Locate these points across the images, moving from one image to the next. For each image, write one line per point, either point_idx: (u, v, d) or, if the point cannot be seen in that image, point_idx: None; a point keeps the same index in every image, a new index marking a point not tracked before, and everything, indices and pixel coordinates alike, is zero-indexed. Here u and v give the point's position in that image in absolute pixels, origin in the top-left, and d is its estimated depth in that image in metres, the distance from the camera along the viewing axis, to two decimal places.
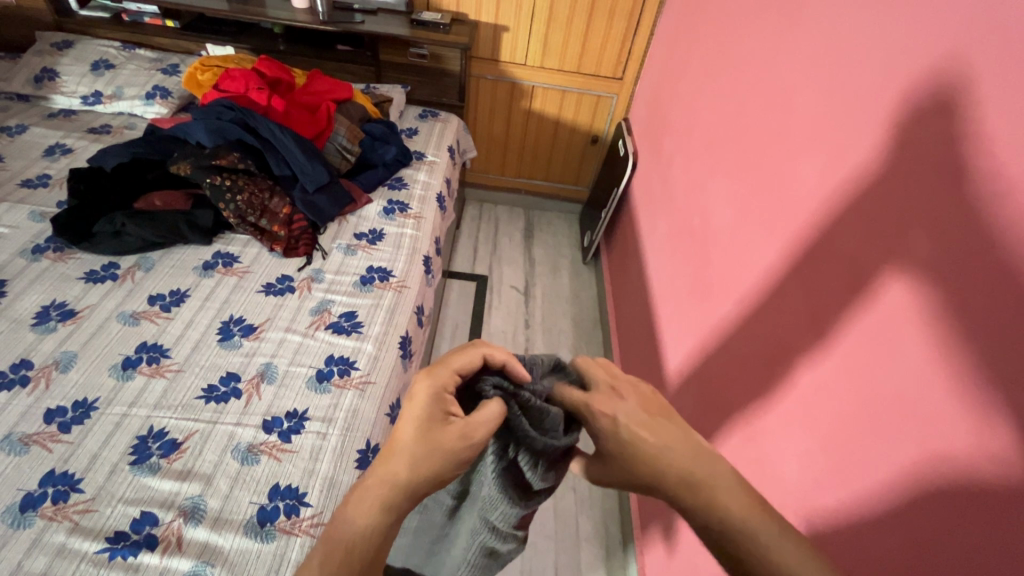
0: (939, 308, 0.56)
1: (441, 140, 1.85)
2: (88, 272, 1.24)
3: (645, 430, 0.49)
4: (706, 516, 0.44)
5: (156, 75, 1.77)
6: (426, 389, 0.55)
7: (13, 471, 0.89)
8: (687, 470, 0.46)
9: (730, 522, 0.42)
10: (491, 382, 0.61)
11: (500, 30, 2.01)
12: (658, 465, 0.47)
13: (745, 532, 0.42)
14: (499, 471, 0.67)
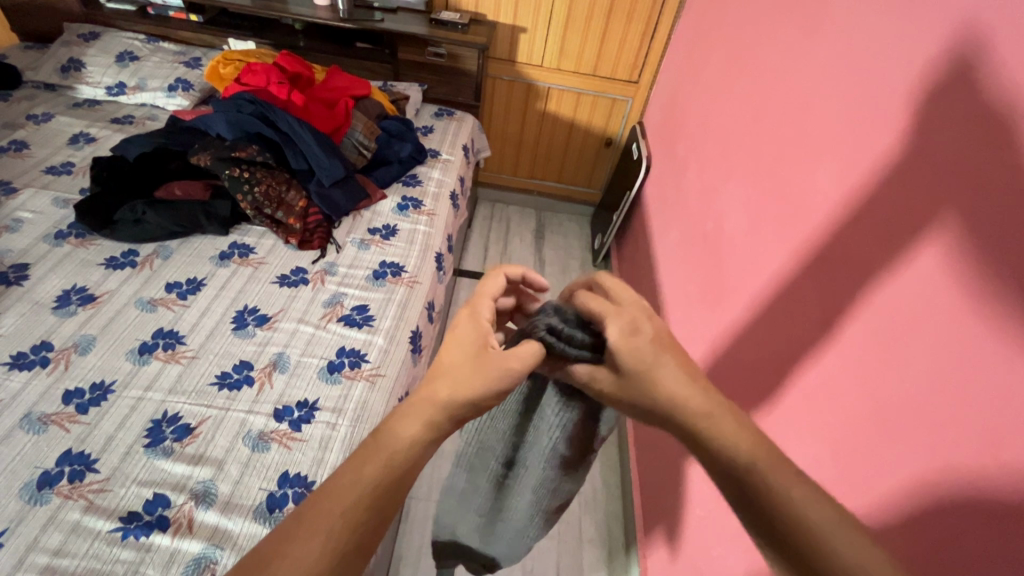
0: (958, 317, 0.57)
1: (456, 138, 1.87)
2: (108, 258, 1.26)
3: (668, 353, 0.53)
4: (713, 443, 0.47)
5: (179, 68, 1.80)
6: (463, 319, 0.59)
7: (33, 450, 0.91)
8: (698, 406, 0.49)
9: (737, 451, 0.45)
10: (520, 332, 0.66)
11: (518, 31, 2.03)
12: (675, 400, 0.50)
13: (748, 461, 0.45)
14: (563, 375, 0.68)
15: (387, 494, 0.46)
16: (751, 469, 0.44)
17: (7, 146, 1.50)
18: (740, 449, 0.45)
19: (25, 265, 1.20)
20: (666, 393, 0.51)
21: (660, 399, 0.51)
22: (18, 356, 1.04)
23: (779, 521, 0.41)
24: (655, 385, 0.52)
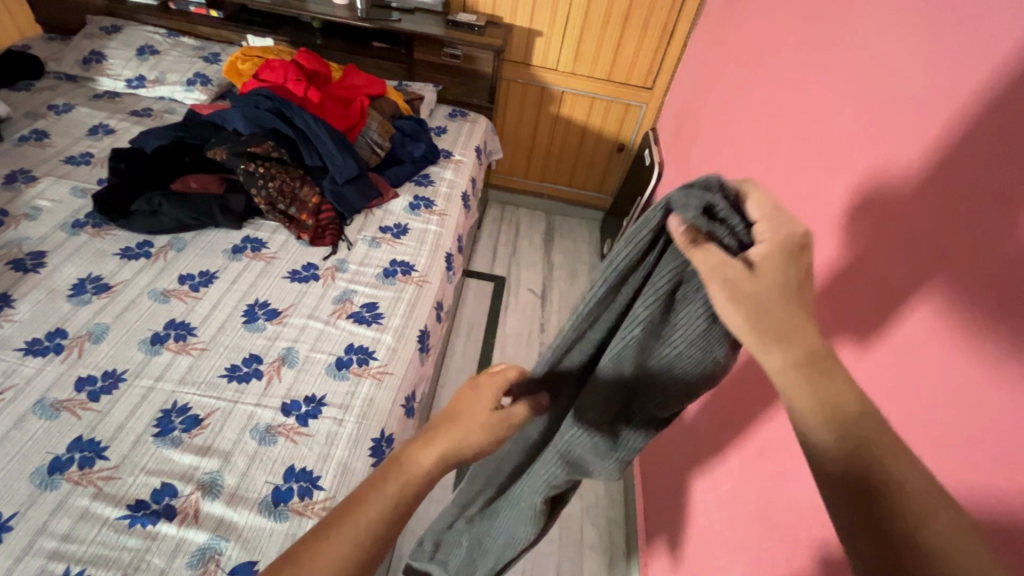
0: (949, 338, 0.55)
1: (469, 140, 1.87)
2: (123, 248, 1.27)
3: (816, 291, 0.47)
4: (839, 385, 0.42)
5: (198, 63, 1.82)
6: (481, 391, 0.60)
7: (45, 435, 0.93)
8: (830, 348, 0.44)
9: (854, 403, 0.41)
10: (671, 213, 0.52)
11: (534, 34, 2.03)
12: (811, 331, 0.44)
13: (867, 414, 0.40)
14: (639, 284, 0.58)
15: (401, 515, 0.49)
16: (881, 451, 0.38)
17: (28, 135, 1.52)
18: (876, 430, 0.39)
19: (42, 252, 1.22)
20: (815, 347, 0.43)
21: (799, 316, 0.44)
22: (33, 342, 1.06)
23: (882, 476, 0.37)
24: (808, 331, 0.44)
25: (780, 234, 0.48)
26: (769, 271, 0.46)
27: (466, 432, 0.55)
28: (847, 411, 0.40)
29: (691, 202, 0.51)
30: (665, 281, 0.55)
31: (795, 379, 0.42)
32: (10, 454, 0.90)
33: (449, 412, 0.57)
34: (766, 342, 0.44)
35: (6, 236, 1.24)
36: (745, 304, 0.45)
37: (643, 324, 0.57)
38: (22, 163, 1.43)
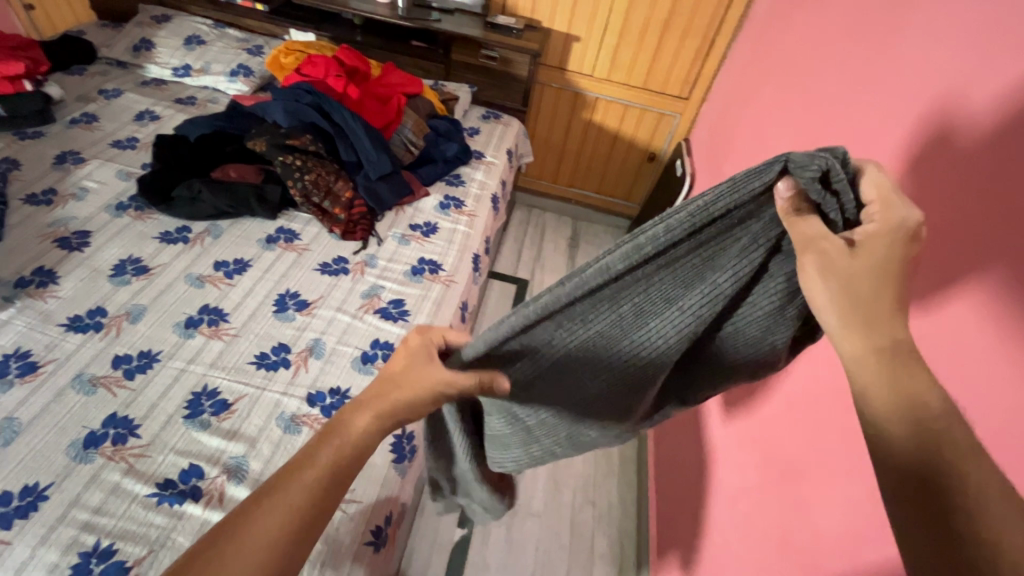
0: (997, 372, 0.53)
1: (501, 142, 1.88)
2: (163, 232, 1.31)
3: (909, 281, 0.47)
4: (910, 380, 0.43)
5: (242, 54, 1.87)
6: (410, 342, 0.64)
7: (82, 410, 0.96)
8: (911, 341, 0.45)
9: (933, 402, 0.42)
10: (803, 173, 0.49)
11: (571, 40, 2.03)
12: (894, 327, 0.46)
13: (948, 412, 0.41)
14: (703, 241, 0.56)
15: (336, 477, 0.54)
16: (951, 448, 0.39)
17: (78, 118, 1.58)
18: (948, 427, 0.40)
19: (87, 232, 1.26)
20: (897, 338, 0.45)
21: (882, 306, 0.46)
22: (74, 319, 1.09)
23: (943, 464, 0.38)
24: (895, 326, 0.46)
25: (891, 216, 0.48)
26: (869, 249, 0.47)
27: (400, 396, 0.59)
28: (927, 406, 0.41)
29: (813, 165, 0.49)
30: (760, 255, 0.56)
31: (872, 366, 0.44)
32: (49, 426, 0.93)
33: (383, 381, 0.61)
34: (848, 323, 0.47)
35: (54, 215, 1.29)
36: (837, 277, 0.47)
37: (725, 297, 0.59)
38: (72, 145, 1.48)
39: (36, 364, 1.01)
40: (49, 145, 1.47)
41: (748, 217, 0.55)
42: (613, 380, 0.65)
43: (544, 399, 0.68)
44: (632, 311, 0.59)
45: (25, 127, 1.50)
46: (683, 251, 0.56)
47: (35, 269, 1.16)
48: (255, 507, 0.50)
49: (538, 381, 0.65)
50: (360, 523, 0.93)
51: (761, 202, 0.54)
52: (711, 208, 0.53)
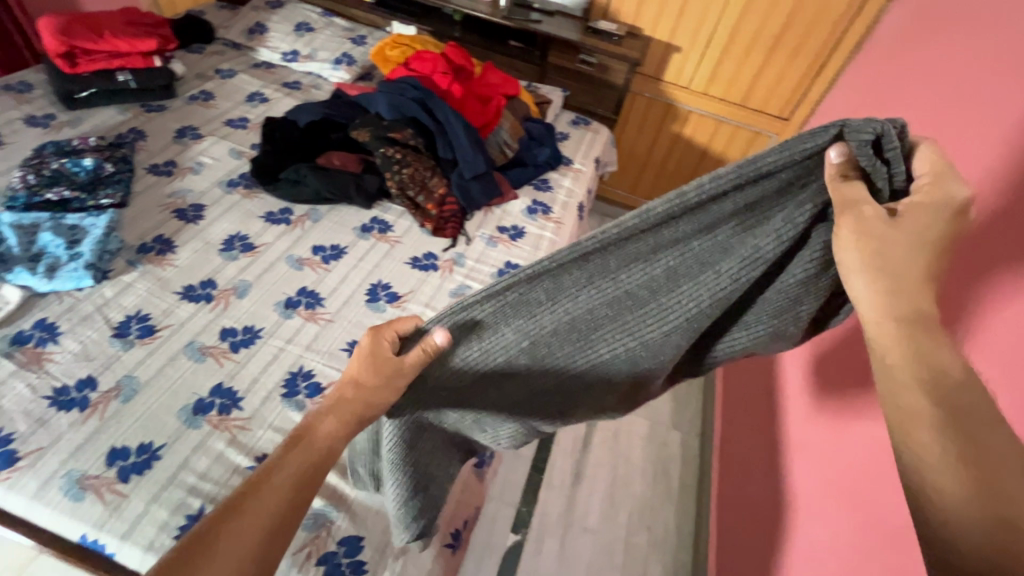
0: None
1: (590, 149, 1.84)
2: (267, 212, 1.36)
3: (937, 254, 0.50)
4: (931, 348, 0.45)
5: (346, 44, 1.93)
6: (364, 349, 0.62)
7: (191, 377, 1.01)
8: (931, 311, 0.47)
9: (952, 371, 0.44)
10: (858, 139, 0.54)
11: (671, 50, 1.98)
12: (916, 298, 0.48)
13: (968, 380, 0.43)
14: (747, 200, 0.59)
15: (301, 489, 0.59)
16: (972, 415, 0.41)
17: (197, 95, 1.67)
18: (973, 400, 0.42)
19: (201, 205, 1.34)
20: (919, 312, 0.47)
21: (902, 271, 0.49)
22: (188, 289, 1.16)
23: (965, 434, 0.40)
24: (918, 301, 0.48)
25: (942, 187, 0.52)
26: (908, 218, 0.51)
27: (366, 398, 0.62)
28: (948, 372, 0.43)
29: (868, 129, 0.53)
30: (805, 220, 0.58)
31: (892, 328, 0.46)
32: (162, 389, 0.99)
33: (349, 381, 0.62)
34: (874, 292, 0.49)
35: (173, 186, 1.37)
36: (872, 241, 0.50)
37: (764, 262, 0.61)
38: (190, 120, 1.57)
39: (153, 327, 1.07)
40: (170, 118, 1.56)
41: (796, 184, 0.58)
42: (633, 345, 0.68)
43: (540, 371, 0.70)
44: (667, 272, 0.63)
45: (151, 100, 1.60)
46: (725, 214, 0.60)
47: (155, 237, 1.24)
48: (230, 516, 0.55)
49: (546, 347, 0.68)
50: (440, 524, 0.93)
51: (809, 167, 0.57)
52: (755, 169, 0.57)
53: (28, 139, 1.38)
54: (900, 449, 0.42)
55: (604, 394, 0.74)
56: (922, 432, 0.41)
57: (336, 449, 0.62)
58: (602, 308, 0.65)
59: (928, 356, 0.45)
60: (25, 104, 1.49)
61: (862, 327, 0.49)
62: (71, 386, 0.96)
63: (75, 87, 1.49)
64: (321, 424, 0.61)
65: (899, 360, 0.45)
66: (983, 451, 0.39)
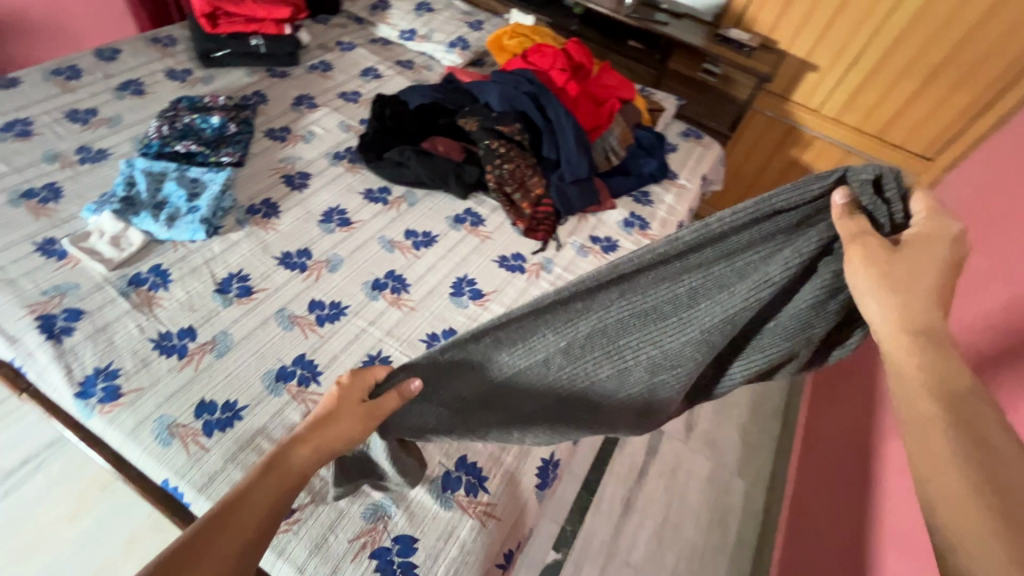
0: None
1: (699, 165, 1.71)
2: (367, 189, 1.38)
3: (945, 275, 0.53)
4: (942, 359, 0.48)
5: (463, 28, 1.91)
6: (345, 386, 0.69)
7: (279, 343, 1.04)
8: (939, 325, 0.50)
9: (959, 379, 0.47)
10: (862, 176, 0.61)
11: (806, 68, 1.81)
12: (928, 311, 0.51)
13: (973, 390, 0.46)
14: (765, 230, 0.66)
15: (283, 506, 0.58)
16: (979, 427, 0.44)
17: (317, 65, 1.72)
18: (975, 406, 0.45)
19: (308, 174, 1.37)
20: (934, 324, 0.50)
21: (917, 290, 0.52)
22: (286, 255, 1.19)
23: (970, 441, 0.43)
24: (933, 312, 0.50)
25: (940, 222, 0.57)
26: (909, 246, 0.55)
27: (338, 431, 0.65)
28: (953, 383, 0.46)
29: (868, 171, 0.61)
30: (812, 250, 0.64)
31: (904, 342, 0.49)
32: (251, 350, 1.02)
33: (325, 413, 0.66)
34: (883, 312, 0.52)
35: (285, 152, 1.42)
36: (879, 269, 0.53)
37: (774, 286, 0.67)
38: (308, 89, 1.62)
39: (250, 288, 1.11)
40: (291, 85, 1.61)
41: (808, 219, 0.65)
42: (655, 358, 0.75)
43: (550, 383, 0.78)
44: (688, 292, 0.71)
45: (276, 65, 1.67)
46: (744, 247, 0.68)
47: (263, 199, 1.29)
48: (218, 532, 0.52)
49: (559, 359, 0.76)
50: (495, 543, 0.90)
51: (817, 208, 0.65)
52: (772, 206, 0.64)
53: (167, 91, 1.48)
54: (913, 456, 0.44)
55: (621, 407, 0.80)
56: (933, 451, 0.43)
57: (306, 476, 0.61)
58: (621, 326, 0.74)
59: (940, 367, 0.47)
60: (168, 57, 1.60)
61: (877, 340, 0.52)
62: (174, 332, 1.01)
63: (212, 46, 1.58)
64: (296, 450, 0.61)
65: (911, 381, 0.47)
66: (990, 451, 0.42)
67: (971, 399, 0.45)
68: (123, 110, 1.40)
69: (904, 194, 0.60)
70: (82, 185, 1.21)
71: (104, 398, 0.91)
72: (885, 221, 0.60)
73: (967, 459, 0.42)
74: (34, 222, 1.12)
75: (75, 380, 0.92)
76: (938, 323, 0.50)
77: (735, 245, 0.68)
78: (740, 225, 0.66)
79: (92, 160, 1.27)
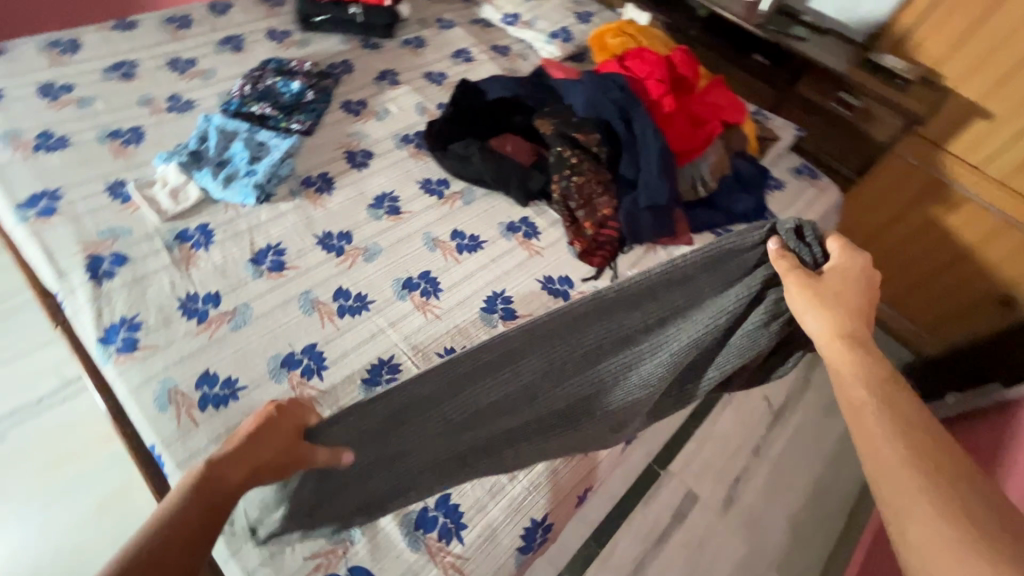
0: None
1: (806, 209, 1.46)
2: (425, 179, 1.31)
3: (858, 294, 0.64)
4: (873, 364, 0.57)
5: (570, 19, 1.77)
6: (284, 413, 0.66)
7: (294, 327, 1.01)
8: (860, 330, 0.60)
9: (886, 373, 0.56)
10: (789, 227, 0.74)
11: (975, 115, 1.46)
12: (851, 322, 0.61)
13: (897, 383, 0.56)
14: (718, 272, 0.79)
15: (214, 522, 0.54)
16: (918, 431, 0.52)
17: (411, 41, 1.67)
18: (907, 408, 0.54)
19: (371, 154, 1.33)
20: (858, 332, 0.60)
21: (839, 305, 0.63)
22: (326, 236, 1.16)
23: (911, 443, 0.51)
24: (857, 322, 0.61)
25: (852, 256, 0.67)
26: (830, 274, 0.66)
27: (267, 458, 0.62)
28: (890, 389, 0.55)
29: (790, 223, 0.74)
30: (760, 285, 0.78)
31: (837, 348, 0.59)
32: (266, 329, 1.00)
33: (252, 437, 0.61)
34: (825, 338, 0.61)
35: (355, 127, 1.38)
36: (807, 292, 0.65)
37: (732, 314, 0.80)
38: (395, 65, 1.57)
39: (283, 264, 1.09)
40: (379, 59, 1.58)
41: (757, 260, 0.79)
42: (631, 379, 0.87)
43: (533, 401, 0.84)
44: (658, 319, 0.84)
45: (371, 36, 1.64)
46: (702, 284, 0.81)
47: (320, 173, 1.26)
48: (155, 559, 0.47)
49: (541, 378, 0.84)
50: None
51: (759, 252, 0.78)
52: (720, 249, 0.77)
53: (262, 51, 1.50)
54: (863, 463, 0.53)
55: (607, 414, 0.89)
56: (894, 471, 0.50)
57: (231, 506, 0.56)
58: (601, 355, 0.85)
59: (876, 373, 0.56)
60: (273, 16, 1.62)
61: (822, 353, 0.62)
62: (200, 296, 1.01)
63: (313, 10, 1.58)
64: (219, 468, 0.56)
65: (851, 386, 0.56)
66: (924, 450, 0.50)
67: (912, 415, 0.53)
68: (219, 63, 1.44)
69: (821, 240, 0.72)
70: (163, 132, 1.25)
71: (121, 349, 0.93)
72: (810, 258, 0.71)
73: (914, 465, 0.49)
74: (112, 162, 1.17)
75: (101, 325, 0.95)
76: (862, 330, 0.60)
77: (697, 284, 0.81)
78: (699, 271, 0.79)
79: (178, 110, 1.31)
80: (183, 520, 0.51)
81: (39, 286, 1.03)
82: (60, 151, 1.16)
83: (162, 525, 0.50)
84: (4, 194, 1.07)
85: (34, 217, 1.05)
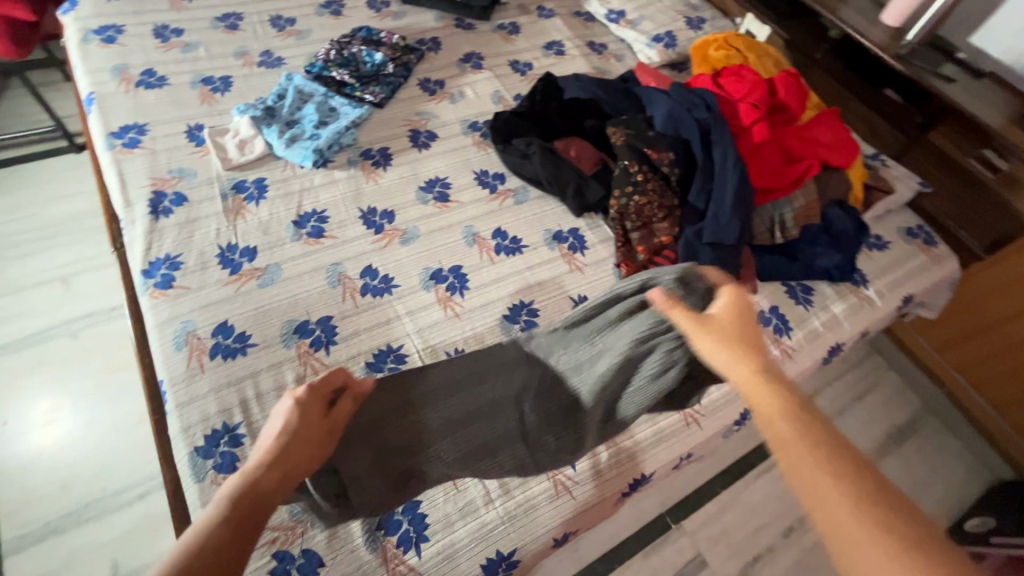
0: None
1: (908, 279, 1.24)
2: (482, 170, 1.27)
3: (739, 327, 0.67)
4: (793, 401, 0.56)
5: (679, 23, 1.63)
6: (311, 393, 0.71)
7: (316, 296, 1.02)
8: (762, 362, 0.61)
9: (806, 407, 0.56)
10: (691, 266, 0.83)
11: None
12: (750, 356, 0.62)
13: (817, 415, 0.55)
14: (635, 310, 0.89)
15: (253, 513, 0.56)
16: (859, 474, 0.50)
17: (505, 26, 1.62)
18: (836, 448, 0.52)
19: (435, 136, 1.31)
20: (767, 367, 0.61)
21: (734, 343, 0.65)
22: (369, 211, 1.15)
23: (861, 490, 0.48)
24: (760, 357, 0.62)
25: (730, 292, 0.72)
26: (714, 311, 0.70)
27: (303, 451, 0.66)
28: (817, 428, 0.53)
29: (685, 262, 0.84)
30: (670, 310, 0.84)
31: (758, 388, 0.58)
32: (289, 293, 1.01)
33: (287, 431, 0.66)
34: (741, 375, 0.61)
35: (427, 106, 1.37)
36: (702, 327, 0.67)
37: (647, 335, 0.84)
38: (483, 48, 1.53)
39: (322, 231, 1.10)
40: (469, 40, 1.55)
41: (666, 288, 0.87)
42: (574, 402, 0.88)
43: (490, 412, 0.88)
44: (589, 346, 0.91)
45: (466, 17, 1.61)
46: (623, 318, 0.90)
47: (381, 148, 1.26)
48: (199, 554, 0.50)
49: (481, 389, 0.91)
50: None
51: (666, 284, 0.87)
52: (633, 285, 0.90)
53: (359, 18, 1.53)
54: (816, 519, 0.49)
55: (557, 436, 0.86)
56: (824, 482, 0.49)
57: (272, 503, 0.59)
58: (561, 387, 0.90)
59: (797, 412, 0.55)
60: None
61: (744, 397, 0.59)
62: (239, 248, 1.05)
63: None
64: (260, 477, 0.59)
65: (780, 426, 0.54)
66: (867, 495, 0.48)
67: (842, 453, 0.51)
68: (315, 26, 1.48)
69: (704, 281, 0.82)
70: (248, 85, 1.31)
71: (158, 284, 0.98)
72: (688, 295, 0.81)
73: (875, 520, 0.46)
74: (198, 106, 1.24)
75: (147, 258, 1.01)
76: (766, 365, 0.61)
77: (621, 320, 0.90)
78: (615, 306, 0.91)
79: (268, 65, 1.36)
80: (228, 530, 0.53)
81: (110, 211, 1.12)
82: (157, 89, 1.25)
83: (205, 540, 0.51)
84: (101, 121, 1.17)
85: (119, 146, 1.14)
